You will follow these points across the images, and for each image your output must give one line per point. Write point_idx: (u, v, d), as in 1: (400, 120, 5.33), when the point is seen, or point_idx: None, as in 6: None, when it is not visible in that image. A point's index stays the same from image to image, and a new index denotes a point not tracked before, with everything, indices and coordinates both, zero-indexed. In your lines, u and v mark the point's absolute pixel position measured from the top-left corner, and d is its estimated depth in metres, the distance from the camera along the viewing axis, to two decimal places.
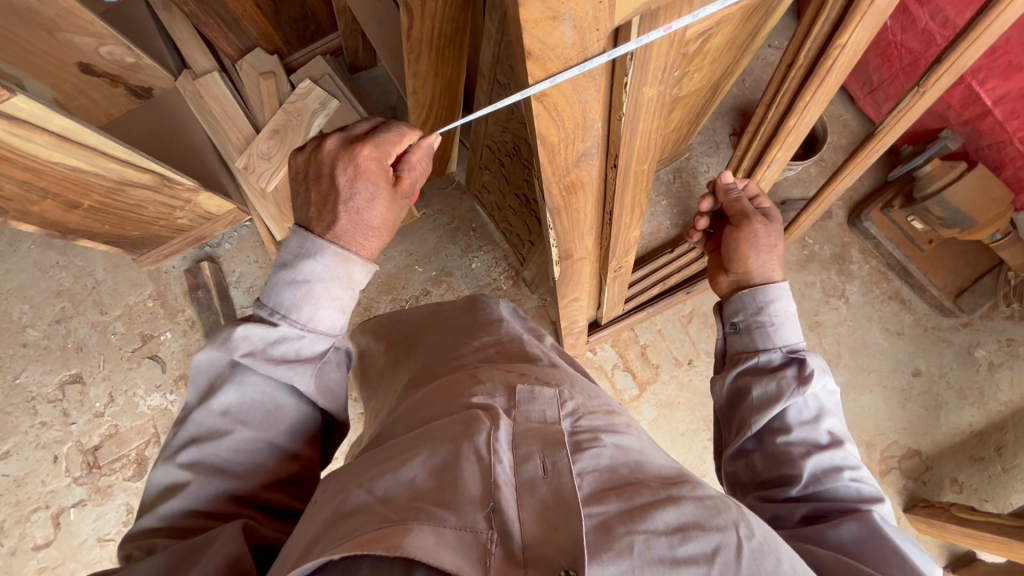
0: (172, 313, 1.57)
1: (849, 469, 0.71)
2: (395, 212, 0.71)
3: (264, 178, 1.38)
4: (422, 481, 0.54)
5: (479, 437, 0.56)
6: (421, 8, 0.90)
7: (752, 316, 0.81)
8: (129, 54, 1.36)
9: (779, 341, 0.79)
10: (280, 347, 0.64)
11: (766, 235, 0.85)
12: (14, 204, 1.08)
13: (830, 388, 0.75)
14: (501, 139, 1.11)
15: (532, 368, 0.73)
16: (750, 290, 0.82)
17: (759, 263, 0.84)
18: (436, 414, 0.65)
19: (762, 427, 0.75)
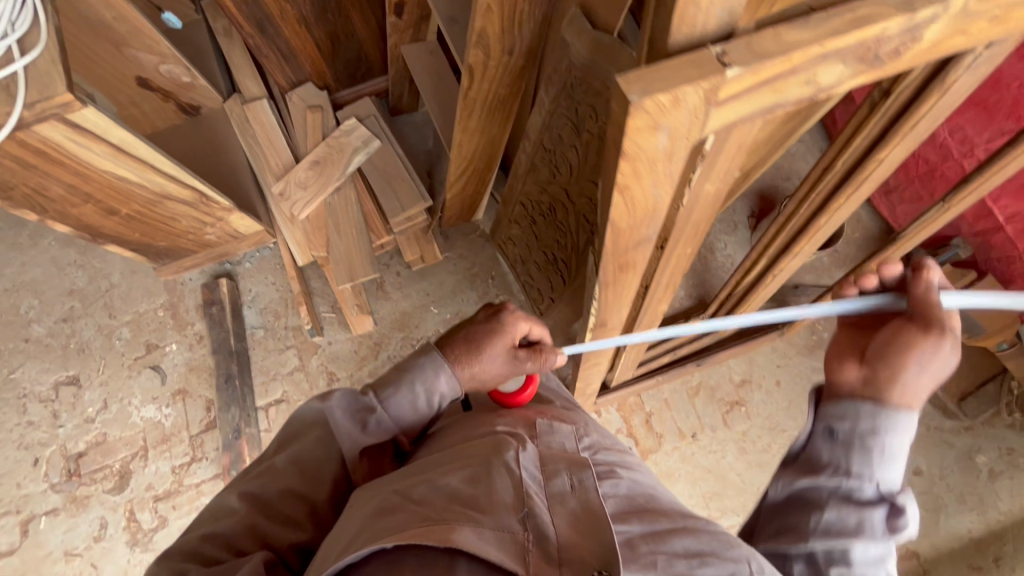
0: (181, 325, 1.56)
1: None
2: (496, 364, 0.85)
3: (297, 207, 1.39)
4: (464, 484, 0.62)
5: (512, 455, 0.66)
6: (481, 74, 0.97)
7: (863, 432, 0.64)
8: (186, 74, 1.43)
9: (878, 477, 0.63)
10: (366, 418, 0.78)
11: (943, 357, 0.62)
12: (54, 205, 1.09)
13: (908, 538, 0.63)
14: (537, 199, 1.16)
15: (549, 411, 0.88)
16: (881, 408, 0.64)
17: (916, 387, 0.63)
18: (469, 435, 0.76)
19: (824, 550, 0.61)
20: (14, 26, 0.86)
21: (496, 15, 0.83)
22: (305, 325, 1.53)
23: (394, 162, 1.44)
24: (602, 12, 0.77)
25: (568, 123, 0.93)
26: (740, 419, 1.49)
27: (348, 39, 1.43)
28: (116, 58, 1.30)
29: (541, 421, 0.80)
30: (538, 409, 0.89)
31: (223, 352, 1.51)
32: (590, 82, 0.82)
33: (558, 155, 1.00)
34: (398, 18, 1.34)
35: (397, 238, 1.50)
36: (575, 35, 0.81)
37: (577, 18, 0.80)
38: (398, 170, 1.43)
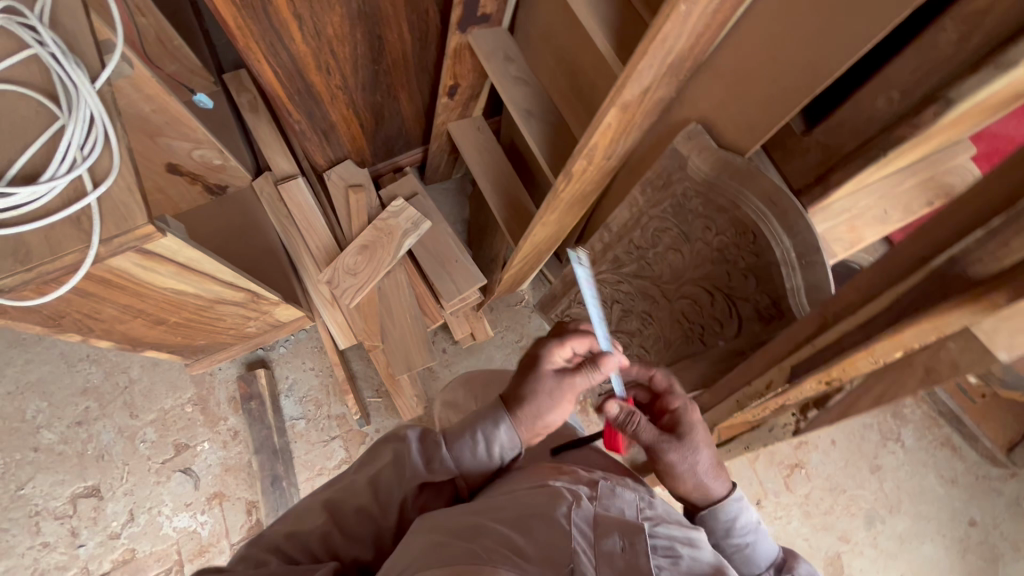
0: (213, 421, 1.45)
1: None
2: (549, 399, 0.70)
3: (346, 295, 1.32)
4: (517, 542, 0.51)
5: (571, 517, 0.53)
6: (578, 178, 0.93)
7: (723, 542, 0.72)
8: (218, 157, 1.34)
9: (760, 554, 0.72)
10: (429, 452, 0.66)
11: (681, 456, 0.72)
12: (102, 325, 0.98)
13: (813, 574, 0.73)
14: (614, 287, 1.14)
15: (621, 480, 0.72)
16: (710, 515, 0.73)
17: (695, 484, 0.72)
18: (525, 479, 0.64)
19: None
20: (84, 152, 0.77)
21: (613, 131, 0.81)
22: (353, 416, 1.44)
23: (446, 242, 1.39)
24: (730, 133, 0.76)
25: (674, 228, 0.91)
26: (800, 481, 1.50)
27: (392, 118, 1.38)
28: (149, 148, 1.20)
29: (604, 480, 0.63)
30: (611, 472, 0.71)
31: (266, 452, 1.41)
32: (713, 198, 0.81)
33: (654, 253, 0.98)
34: (449, 99, 1.30)
35: (447, 318, 1.45)
36: (696, 151, 0.80)
37: (698, 133, 0.79)
38: (451, 251, 1.38)
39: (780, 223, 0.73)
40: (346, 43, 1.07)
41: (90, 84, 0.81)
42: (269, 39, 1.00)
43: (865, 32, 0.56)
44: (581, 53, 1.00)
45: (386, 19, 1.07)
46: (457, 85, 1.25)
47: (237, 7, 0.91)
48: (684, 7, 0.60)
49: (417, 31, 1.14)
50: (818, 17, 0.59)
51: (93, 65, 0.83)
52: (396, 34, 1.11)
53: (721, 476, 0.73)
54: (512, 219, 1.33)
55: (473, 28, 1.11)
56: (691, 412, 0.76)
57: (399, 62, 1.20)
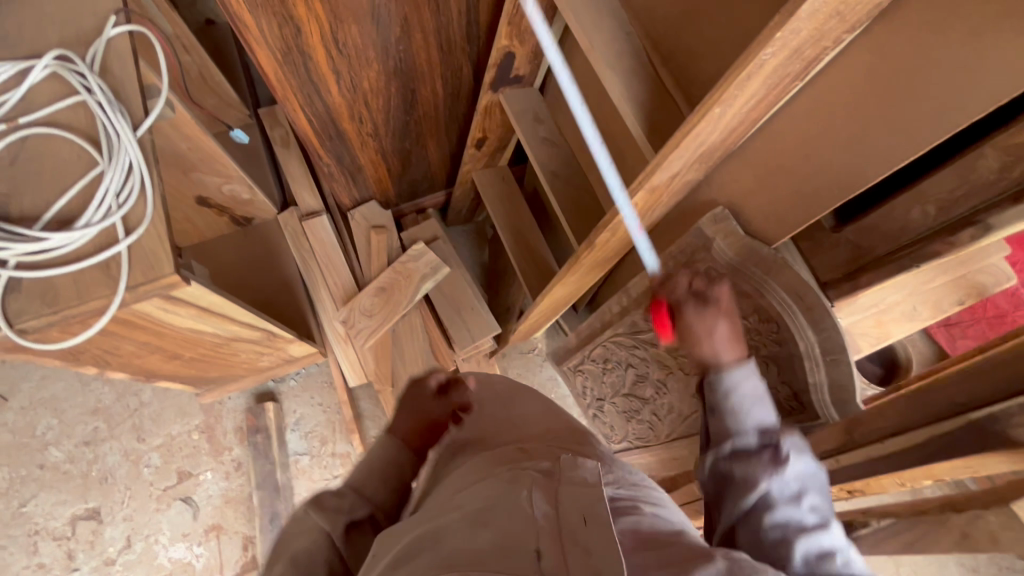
0: (218, 451, 1.45)
1: (841, 554, 0.61)
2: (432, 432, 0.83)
3: (361, 336, 1.36)
4: (477, 541, 0.47)
5: (537, 504, 0.48)
6: (600, 246, 0.93)
7: (721, 399, 0.72)
8: (247, 191, 1.36)
9: (751, 421, 0.71)
10: (339, 501, 0.68)
11: (699, 321, 0.73)
12: (119, 359, 0.99)
13: (813, 467, 0.67)
14: (629, 351, 1.13)
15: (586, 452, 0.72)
16: (714, 370, 0.73)
17: (708, 352, 0.73)
18: (486, 476, 0.61)
19: (748, 511, 0.66)
20: (120, 200, 0.79)
21: (640, 210, 0.81)
22: (357, 455, 1.44)
23: (463, 290, 1.42)
24: (759, 222, 0.75)
25: None
26: None
27: (418, 164, 1.40)
28: (181, 181, 1.23)
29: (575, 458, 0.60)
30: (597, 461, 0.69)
31: (268, 487, 1.40)
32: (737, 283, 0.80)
33: None
34: (477, 150, 1.33)
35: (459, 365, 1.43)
36: (721, 235, 0.79)
37: (725, 218, 0.78)
38: (467, 299, 1.40)
39: (805, 316, 0.73)
40: (380, 96, 1.10)
41: (131, 132, 0.83)
42: (306, 91, 1.02)
43: (905, 147, 0.55)
44: (611, 122, 1.01)
45: (420, 75, 1.09)
46: (486, 138, 1.28)
47: (278, 62, 0.94)
48: (718, 110, 0.60)
49: (450, 86, 1.16)
50: (854, 127, 0.59)
51: (137, 112, 0.86)
52: (429, 89, 1.14)
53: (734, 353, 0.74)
54: (529, 269, 1.33)
55: (506, 88, 1.14)
56: (717, 294, 0.73)
57: (431, 114, 1.23)
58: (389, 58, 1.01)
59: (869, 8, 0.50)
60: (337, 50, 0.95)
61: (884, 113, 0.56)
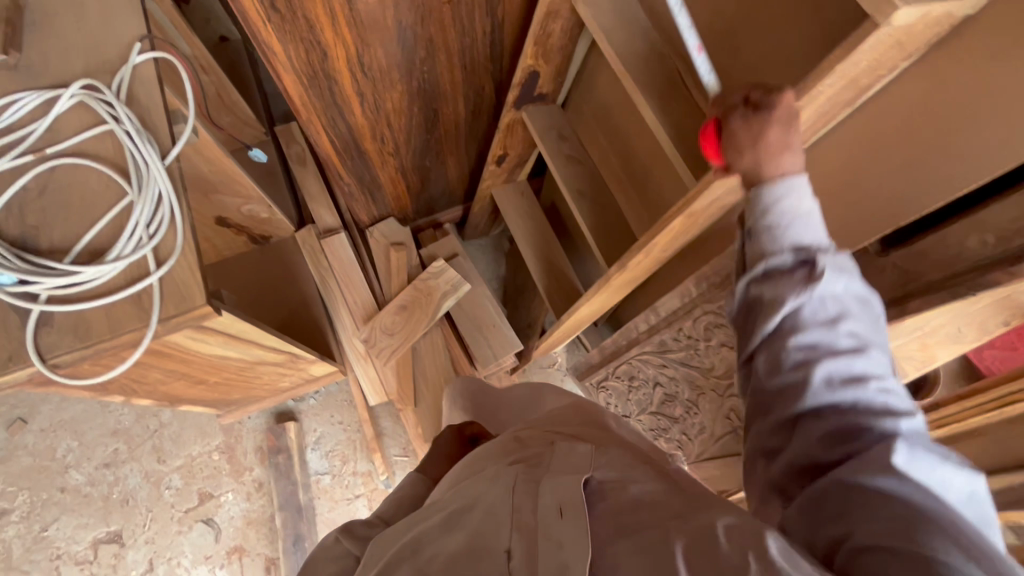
0: (239, 471, 1.44)
1: (875, 379, 0.54)
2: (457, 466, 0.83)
3: (383, 354, 1.35)
4: (456, 541, 0.48)
5: (514, 494, 0.50)
6: (631, 267, 0.92)
7: (755, 218, 0.60)
8: (265, 211, 1.35)
9: (789, 239, 0.59)
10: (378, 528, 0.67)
11: (747, 129, 0.56)
12: (145, 387, 0.98)
13: (857, 282, 0.58)
14: (657, 370, 1.11)
15: (585, 433, 0.71)
16: (754, 189, 0.60)
17: (752, 163, 0.58)
18: (479, 471, 0.62)
19: (773, 332, 0.59)
20: (150, 231, 0.78)
21: (675, 233, 0.80)
22: (379, 474, 1.43)
23: (483, 307, 1.41)
24: None
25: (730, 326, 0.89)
26: None
27: (437, 180, 1.40)
28: (202, 203, 1.23)
29: (561, 443, 0.62)
30: (589, 436, 0.70)
31: (291, 508, 1.39)
32: None
33: (709, 345, 0.95)
34: (497, 166, 1.32)
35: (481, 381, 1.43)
36: None
37: None
38: (489, 315, 1.39)
39: None
40: (402, 116, 1.09)
41: (160, 161, 0.82)
42: (330, 114, 1.02)
43: (962, 177, 0.54)
44: (638, 140, 1.00)
45: (443, 94, 1.08)
46: (507, 154, 1.27)
47: (304, 87, 0.93)
48: None
49: (472, 104, 1.15)
50: (908, 154, 0.58)
51: (164, 141, 0.85)
52: (451, 107, 1.13)
53: (785, 167, 0.58)
54: (553, 290, 1.30)
55: (528, 105, 1.13)
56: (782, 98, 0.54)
57: (451, 132, 1.22)
58: (412, 79, 1.01)
59: (928, 38, 0.49)
60: (362, 72, 0.94)
61: (939, 142, 0.55)
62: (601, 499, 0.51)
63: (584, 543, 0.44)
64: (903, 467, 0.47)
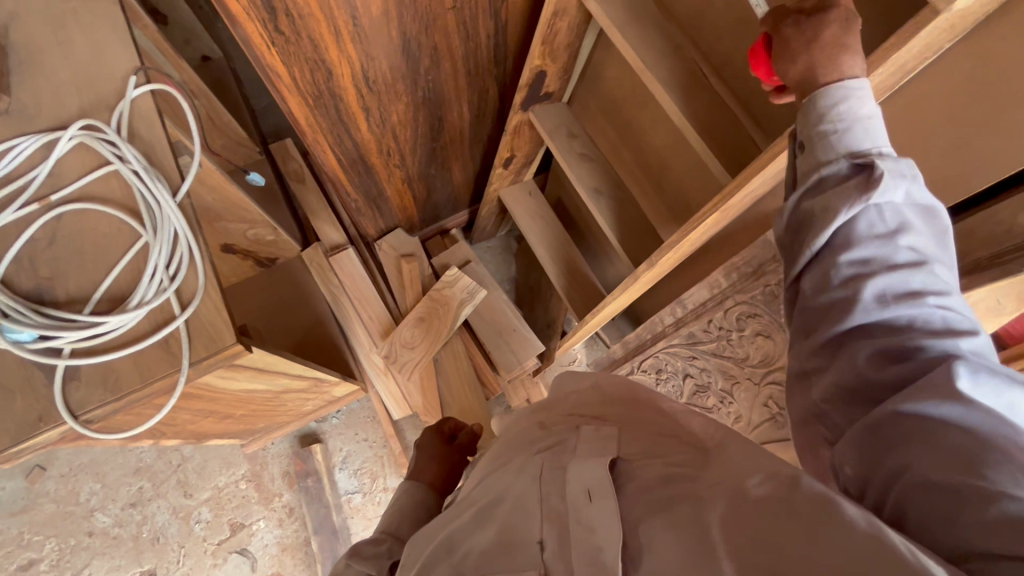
0: (268, 498, 1.42)
1: (933, 294, 0.50)
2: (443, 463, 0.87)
3: (406, 369, 1.35)
4: (486, 539, 0.47)
5: (544, 487, 0.49)
6: (659, 265, 0.91)
7: (810, 126, 0.56)
8: (271, 233, 1.32)
9: (845, 147, 0.54)
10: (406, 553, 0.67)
11: (800, 32, 0.53)
12: (174, 429, 0.96)
13: (918, 192, 0.53)
14: (686, 362, 1.11)
15: (613, 401, 0.68)
16: (813, 96, 0.55)
17: (806, 68, 0.54)
18: (505, 462, 0.60)
19: (824, 247, 0.56)
20: (170, 272, 0.76)
21: (707, 228, 0.79)
22: None
23: (502, 312, 1.39)
24: None
25: (765, 315, 0.89)
26: None
27: (442, 187, 1.37)
28: (208, 232, 1.20)
29: (584, 429, 0.58)
30: (620, 410, 0.65)
31: (326, 532, 1.39)
32: None
33: (741, 335, 0.95)
34: (504, 169, 1.30)
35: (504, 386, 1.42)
36: None
37: None
38: (508, 320, 1.38)
39: None
40: (408, 127, 1.06)
41: (172, 199, 0.79)
42: (336, 132, 0.99)
43: (1013, 157, 0.53)
44: (652, 133, 0.99)
45: (447, 101, 1.05)
46: (514, 156, 1.26)
47: (310, 107, 0.90)
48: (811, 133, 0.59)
49: (476, 109, 1.13)
50: (953, 134, 0.57)
51: (173, 176, 0.82)
52: (456, 114, 1.10)
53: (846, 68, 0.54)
54: (572, 288, 1.28)
55: (535, 106, 1.11)
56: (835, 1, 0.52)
57: (456, 139, 1.19)
58: (418, 89, 0.98)
59: (979, 20, 0.48)
60: (367, 87, 0.91)
61: (990, 121, 0.53)
62: (629, 480, 0.48)
63: (614, 527, 0.42)
64: (965, 388, 0.43)
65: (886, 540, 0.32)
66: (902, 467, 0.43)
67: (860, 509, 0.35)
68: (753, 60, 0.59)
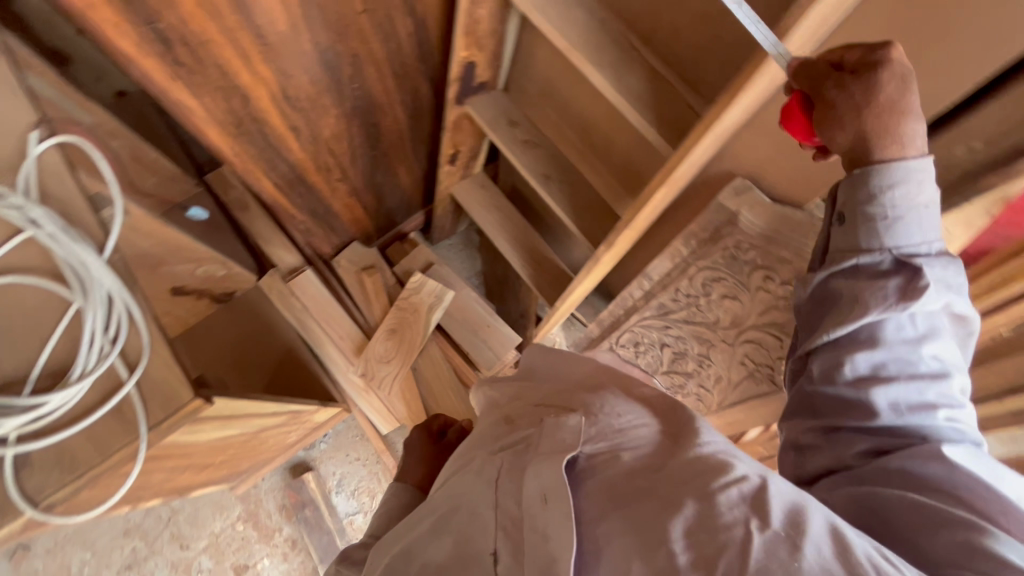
0: (268, 534, 1.40)
1: (946, 408, 0.49)
2: (430, 460, 0.81)
3: (386, 383, 1.32)
4: (438, 554, 0.47)
5: (501, 491, 0.48)
6: (617, 245, 0.91)
7: (856, 207, 0.51)
8: (221, 268, 1.26)
9: (888, 237, 0.52)
10: None
11: (849, 98, 0.46)
12: (152, 490, 0.92)
13: (948, 302, 0.51)
14: (659, 333, 1.12)
15: (575, 366, 0.61)
16: (865, 175, 0.50)
17: (857, 136, 0.48)
18: (466, 461, 0.57)
19: (842, 335, 0.53)
20: (109, 335, 0.72)
21: (660, 199, 0.78)
22: None
23: (472, 309, 1.37)
24: (783, 186, 0.73)
25: (729, 278, 0.89)
26: None
27: (392, 193, 1.33)
28: (153, 279, 1.13)
29: (547, 420, 0.52)
30: (583, 381, 0.58)
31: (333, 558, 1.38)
32: (774, 250, 0.79)
33: (710, 299, 0.95)
34: (451, 165, 1.27)
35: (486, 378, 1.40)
36: (746, 207, 0.77)
37: (747, 188, 0.76)
38: (480, 316, 1.36)
39: None
40: (343, 139, 1.02)
41: (98, 257, 0.75)
42: (266, 157, 0.94)
43: (945, 94, 0.53)
44: (593, 111, 0.97)
45: (380, 107, 1.01)
46: (458, 151, 1.22)
47: (231, 136, 0.85)
48: (743, 97, 0.58)
49: (411, 109, 1.09)
50: None
51: (96, 233, 0.78)
52: (391, 118, 1.06)
53: (904, 137, 0.48)
54: (540, 277, 1.27)
55: (472, 98, 1.08)
56: (886, 57, 0.45)
57: (396, 143, 1.15)
58: (345, 101, 0.94)
59: None
60: (290, 106, 0.87)
61: (918, 60, 0.53)
62: (592, 476, 0.47)
63: (570, 532, 0.41)
64: (955, 456, 0.46)
65: (860, 568, 0.33)
66: (883, 495, 0.46)
67: (825, 520, 0.36)
68: (788, 123, 0.52)
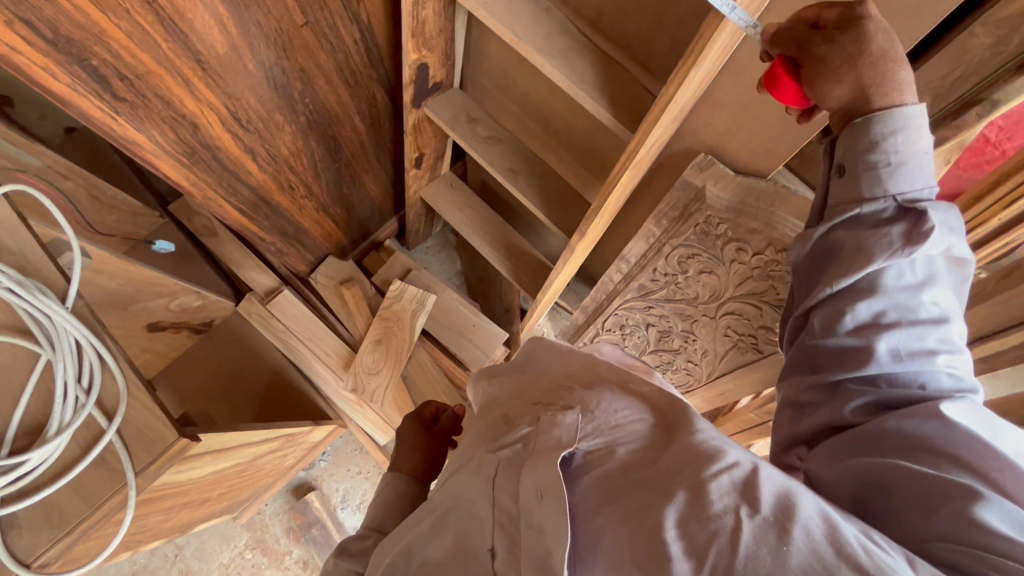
0: (278, 558, 1.40)
1: (945, 354, 0.49)
2: (424, 448, 0.79)
3: (377, 396, 1.31)
4: (439, 552, 0.47)
5: (496, 492, 0.47)
6: (591, 232, 0.90)
7: (856, 156, 0.50)
8: (196, 298, 1.23)
9: (891, 184, 0.50)
10: None
11: (840, 50, 0.46)
12: (151, 533, 0.90)
13: (947, 246, 0.50)
14: (643, 314, 1.12)
15: (570, 360, 0.61)
16: (866, 123, 0.49)
17: (854, 87, 0.48)
18: (463, 461, 0.57)
19: (842, 287, 0.52)
20: (83, 385, 0.71)
21: (627, 181, 0.78)
22: None
23: (457, 310, 1.37)
24: (745, 158, 0.73)
25: (703, 253, 0.89)
26: None
27: (361, 202, 1.31)
28: (125, 318, 1.11)
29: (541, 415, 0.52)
30: (572, 372, 0.59)
31: None
32: (743, 222, 0.79)
33: (688, 275, 0.95)
34: (417, 169, 1.25)
35: None
36: (711, 181, 0.77)
37: (712, 162, 0.75)
38: (464, 317, 1.36)
39: (794, 215, 0.72)
40: (302, 154, 1.00)
41: (62, 306, 0.72)
42: (226, 182, 0.92)
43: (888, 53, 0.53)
44: (551, 100, 0.96)
45: (335, 118, 0.99)
46: (423, 154, 1.21)
47: (185, 165, 0.83)
48: (697, 73, 0.58)
49: (369, 116, 1.07)
50: None
51: (58, 283, 0.76)
52: (349, 129, 1.04)
53: (900, 85, 0.48)
54: (519, 270, 1.26)
55: (429, 99, 1.06)
56: (866, 10, 0.46)
57: (359, 151, 1.13)
58: (299, 117, 0.92)
59: None
60: (242, 129, 0.85)
61: None
62: (587, 472, 0.46)
63: (565, 524, 0.41)
64: (953, 415, 0.44)
65: (851, 552, 0.33)
66: (878, 462, 0.43)
67: (815, 505, 0.37)
68: (777, 91, 0.51)
